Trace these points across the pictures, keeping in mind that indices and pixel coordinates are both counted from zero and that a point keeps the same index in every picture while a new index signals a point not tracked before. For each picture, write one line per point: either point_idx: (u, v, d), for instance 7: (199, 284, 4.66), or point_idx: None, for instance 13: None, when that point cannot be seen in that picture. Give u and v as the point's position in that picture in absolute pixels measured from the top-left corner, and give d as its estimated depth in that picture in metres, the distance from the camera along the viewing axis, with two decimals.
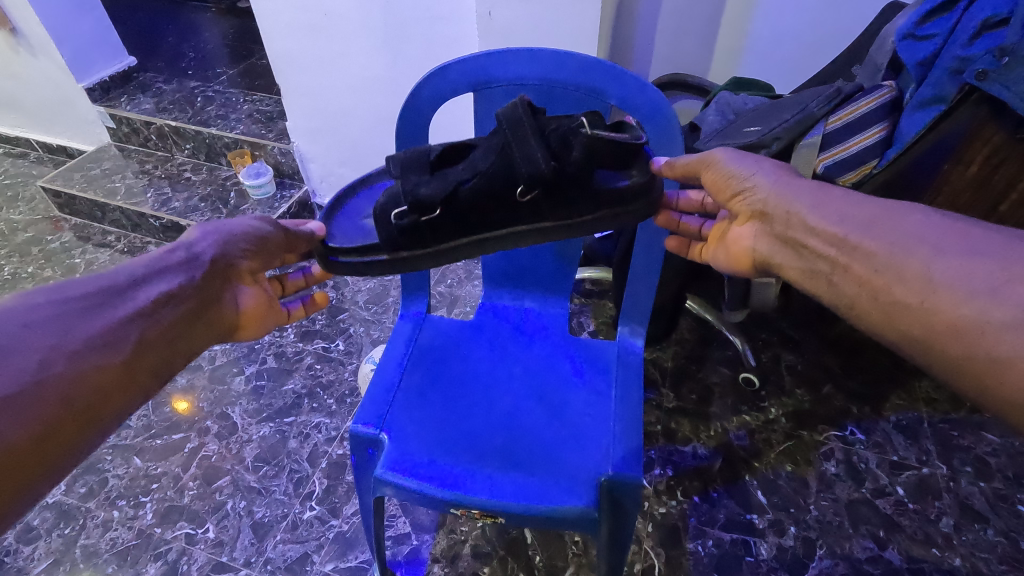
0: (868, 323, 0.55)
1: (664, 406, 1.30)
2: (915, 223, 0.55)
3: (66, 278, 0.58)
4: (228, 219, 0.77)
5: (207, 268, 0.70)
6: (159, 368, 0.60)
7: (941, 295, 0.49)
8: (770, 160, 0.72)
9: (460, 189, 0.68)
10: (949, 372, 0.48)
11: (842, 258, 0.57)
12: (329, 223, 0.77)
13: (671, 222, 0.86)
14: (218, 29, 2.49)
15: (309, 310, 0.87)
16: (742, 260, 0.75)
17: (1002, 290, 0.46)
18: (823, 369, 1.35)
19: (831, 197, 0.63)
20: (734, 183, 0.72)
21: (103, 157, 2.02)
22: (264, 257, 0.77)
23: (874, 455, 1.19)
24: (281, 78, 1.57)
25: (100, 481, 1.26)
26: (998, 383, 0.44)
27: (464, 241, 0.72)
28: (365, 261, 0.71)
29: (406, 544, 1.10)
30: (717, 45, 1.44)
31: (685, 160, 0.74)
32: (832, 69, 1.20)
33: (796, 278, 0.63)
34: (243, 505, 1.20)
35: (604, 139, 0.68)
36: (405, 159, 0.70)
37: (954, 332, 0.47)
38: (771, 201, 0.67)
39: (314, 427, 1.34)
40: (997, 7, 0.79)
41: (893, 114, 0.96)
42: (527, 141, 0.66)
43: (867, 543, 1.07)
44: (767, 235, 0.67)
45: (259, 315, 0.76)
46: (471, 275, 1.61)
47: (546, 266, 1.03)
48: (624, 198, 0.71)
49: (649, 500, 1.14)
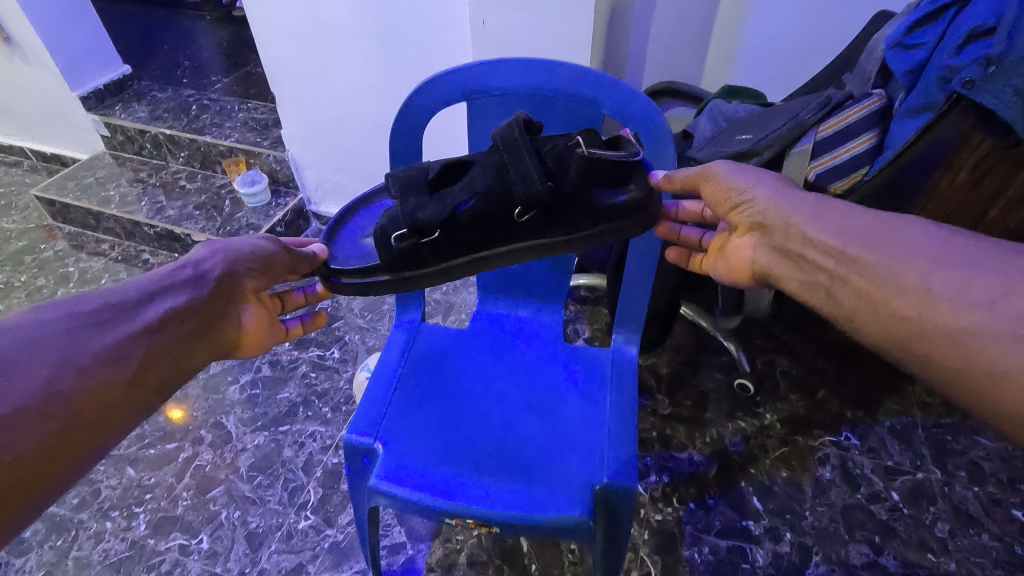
0: (868, 334, 0.56)
1: (660, 412, 1.30)
2: (914, 234, 0.55)
3: (78, 292, 0.58)
4: (231, 239, 0.75)
5: (214, 287, 0.68)
6: (164, 384, 0.59)
7: (939, 307, 0.49)
8: (769, 171, 0.72)
9: (457, 211, 0.68)
10: (948, 384, 0.48)
11: (841, 271, 0.58)
12: (330, 246, 0.79)
13: (670, 232, 0.87)
14: (213, 37, 2.49)
15: (307, 329, 0.86)
16: (741, 271, 0.75)
17: (1000, 302, 0.46)
18: (818, 374, 1.36)
19: (830, 208, 0.63)
20: (733, 196, 0.72)
21: (97, 166, 2.02)
22: (271, 276, 0.75)
23: (869, 461, 1.19)
24: (276, 86, 1.58)
25: (92, 492, 1.25)
26: (996, 397, 0.44)
27: (465, 259, 0.73)
28: (366, 282, 0.73)
29: (401, 554, 1.09)
30: (709, 53, 1.45)
31: (685, 171, 0.76)
32: (822, 77, 1.21)
33: (797, 290, 0.64)
34: (237, 515, 1.20)
35: (600, 158, 0.67)
36: (404, 180, 0.72)
37: (952, 344, 0.48)
38: (770, 213, 0.67)
39: (309, 435, 1.33)
40: (984, 17, 0.80)
41: (883, 122, 0.98)
42: (522, 160, 0.65)
43: (863, 549, 1.07)
44: (766, 247, 0.68)
45: (261, 335, 0.73)
46: (466, 282, 1.61)
47: (540, 274, 1.04)
48: (622, 212, 0.71)
49: (645, 507, 1.14)
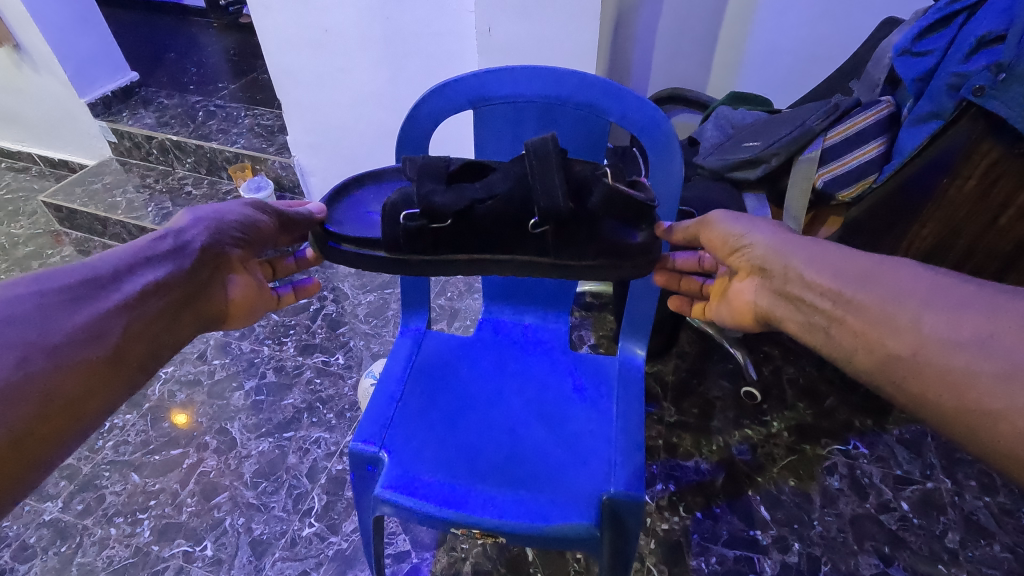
0: (865, 374, 0.54)
1: (666, 420, 1.29)
2: (906, 276, 0.55)
3: (48, 269, 0.58)
4: (217, 204, 0.76)
5: (196, 258, 0.69)
6: (146, 359, 0.60)
7: (932, 348, 0.48)
8: (767, 219, 0.73)
9: (476, 207, 0.68)
10: (944, 427, 0.47)
11: (837, 311, 0.57)
12: (330, 210, 0.78)
13: (672, 280, 0.88)
14: (220, 44, 2.51)
15: (300, 296, 0.87)
16: (746, 314, 0.74)
17: (989, 341, 0.46)
18: (825, 382, 1.35)
19: (824, 251, 0.63)
20: (732, 243, 0.73)
21: (105, 172, 2.03)
22: (254, 246, 0.78)
23: (878, 470, 1.18)
24: (282, 93, 1.58)
25: (97, 498, 1.25)
26: (993, 437, 0.43)
27: (464, 257, 0.72)
28: (364, 254, 0.72)
29: (406, 562, 1.09)
30: (715, 59, 1.45)
31: (685, 223, 0.78)
32: (829, 83, 1.21)
33: (797, 331, 0.62)
34: (242, 522, 1.19)
35: (623, 194, 0.68)
36: (423, 166, 0.70)
37: (947, 384, 0.46)
38: (768, 257, 0.67)
39: (313, 442, 1.33)
40: (993, 24, 0.80)
41: (891, 129, 0.97)
42: (551, 175, 0.66)
43: (873, 559, 1.05)
44: (766, 290, 0.67)
45: (249, 303, 0.76)
46: (471, 288, 1.61)
47: (547, 277, 1.03)
48: (628, 250, 0.71)
49: (651, 517, 1.13)
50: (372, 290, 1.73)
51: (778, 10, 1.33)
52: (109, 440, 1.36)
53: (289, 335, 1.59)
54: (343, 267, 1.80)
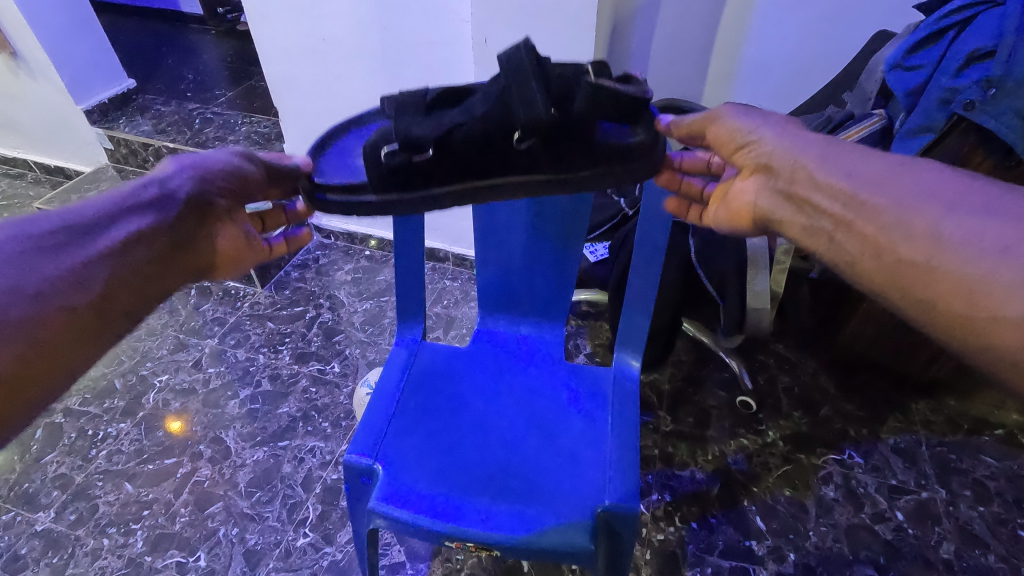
0: (867, 280, 0.53)
1: (662, 429, 1.29)
2: (922, 180, 0.53)
3: (29, 215, 0.58)
4: (202, 153, 0.74)
5: (183, 205, 0.68)
6: (133, 309, 0.59)
7: (949, 254, 0.47)
8: (777, 113, 0.68)
9: (455, 133, 0.65)
10: (949, 332, 0.47)
11: (847, 215, 0.55)
12: (318, 161, 0.76)
13: (672, 181, 0.81)
14: (218, 51, 2.52)
15: (293, 247, 0.81)
16: (744, 217, 0.70)
17: (1013, 247, 0.45)
18: (820, 391, 1.35)
19: (839, 150, 0.60)
20: (740, 138, 0.68)
21: (101, 179, 2.02)
22: (242, 196, 0.74)
23: (873, 479, 1.18)
24: (279, 102, 1.59)
25: (90, 508, 1.24)
26: (989, 341, 0.44)
27: (455, 189, 0.68)
28: (352, 201, 0.70)
29: (400, 573, 1.08)
30: (710, 70, 1.46)
31: (692, 116, 0.71)
32: (823, 95, 1.22)
33: (798, 237, 0.60)
34: (236, 533, 1.19)
35: (609, 89, 0.63)
36: (400, 101, 0.68)
37: (957, 291, 0.46)
38: (777, 155, 0.63)
39: (308, 451, 1.33)
40: (982, 40, 0.80)
41: (882, 142, 0.98)
42: (528, 84, 0.61)
43: (868, 570, 1.06)
44: (770, 190, 0.64)
45: (240, 255, 0.72)
46: (468, 296, 1.61)
47: (542, 287, 1.03)
48: (626, 152, 0.66)
49: (647, 527, 1.13)
50: (368, 298, 1.72)
51: (772, 22, 1.34)
52: (103, 449, 1.35)
53: (285, 343, 1.59)
54: (339, 274, 1.80)
